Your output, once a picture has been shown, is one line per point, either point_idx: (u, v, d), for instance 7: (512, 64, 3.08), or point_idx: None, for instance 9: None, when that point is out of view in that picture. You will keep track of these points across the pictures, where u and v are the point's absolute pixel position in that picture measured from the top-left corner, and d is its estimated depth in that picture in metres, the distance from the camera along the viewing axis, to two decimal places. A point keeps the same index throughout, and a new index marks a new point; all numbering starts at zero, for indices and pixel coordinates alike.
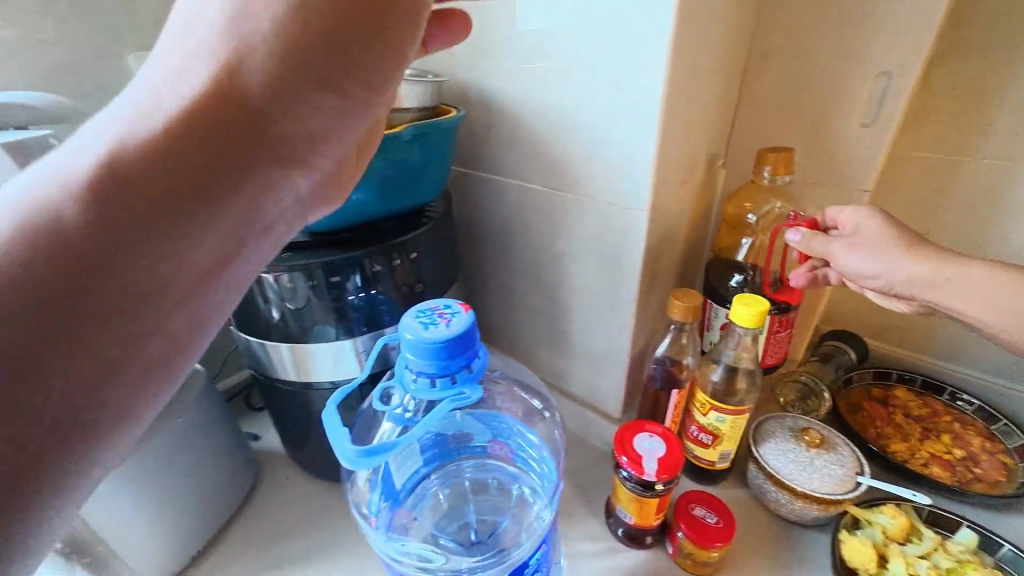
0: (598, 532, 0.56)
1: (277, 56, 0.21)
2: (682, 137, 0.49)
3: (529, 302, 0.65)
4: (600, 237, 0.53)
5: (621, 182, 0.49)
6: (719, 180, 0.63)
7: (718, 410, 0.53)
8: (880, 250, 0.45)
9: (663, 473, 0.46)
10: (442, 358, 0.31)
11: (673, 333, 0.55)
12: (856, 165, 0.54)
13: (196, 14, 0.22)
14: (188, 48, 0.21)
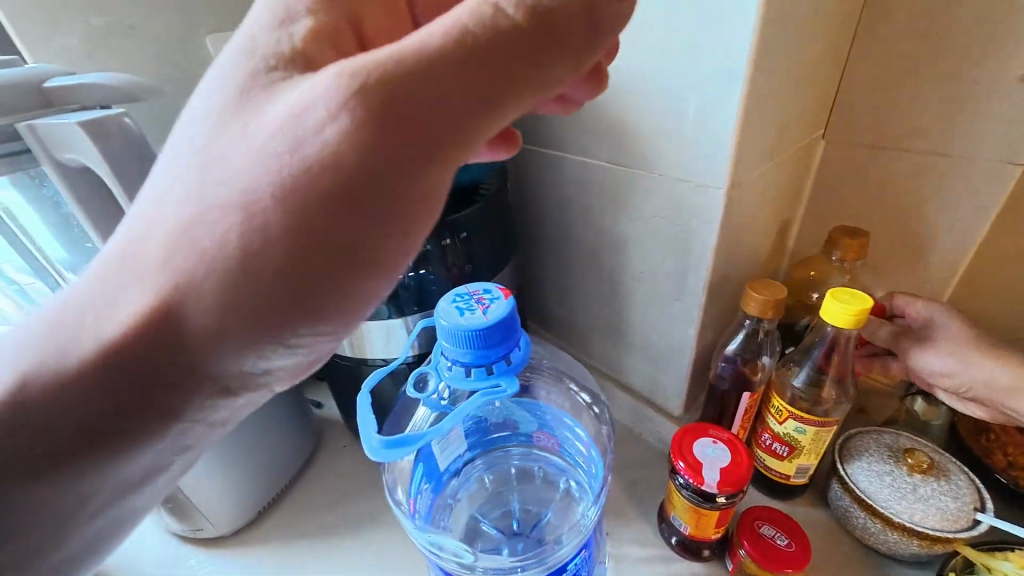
0: (650, 536, 0.52)
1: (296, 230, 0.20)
2: (773, 101, 0.42)
3: (585, 287, 0.61)
4: (667, 217, 0.48)
5: (693, 155, 0.43)
6: (817, 153, 0.54)
7: (798, 419, 0.46)
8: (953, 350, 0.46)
9: (725, 484, 0.41)
10: (477, 347, 0.29)
11: (748, 328, 0.49)
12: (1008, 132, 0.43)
13: (206, 146, 0.21)
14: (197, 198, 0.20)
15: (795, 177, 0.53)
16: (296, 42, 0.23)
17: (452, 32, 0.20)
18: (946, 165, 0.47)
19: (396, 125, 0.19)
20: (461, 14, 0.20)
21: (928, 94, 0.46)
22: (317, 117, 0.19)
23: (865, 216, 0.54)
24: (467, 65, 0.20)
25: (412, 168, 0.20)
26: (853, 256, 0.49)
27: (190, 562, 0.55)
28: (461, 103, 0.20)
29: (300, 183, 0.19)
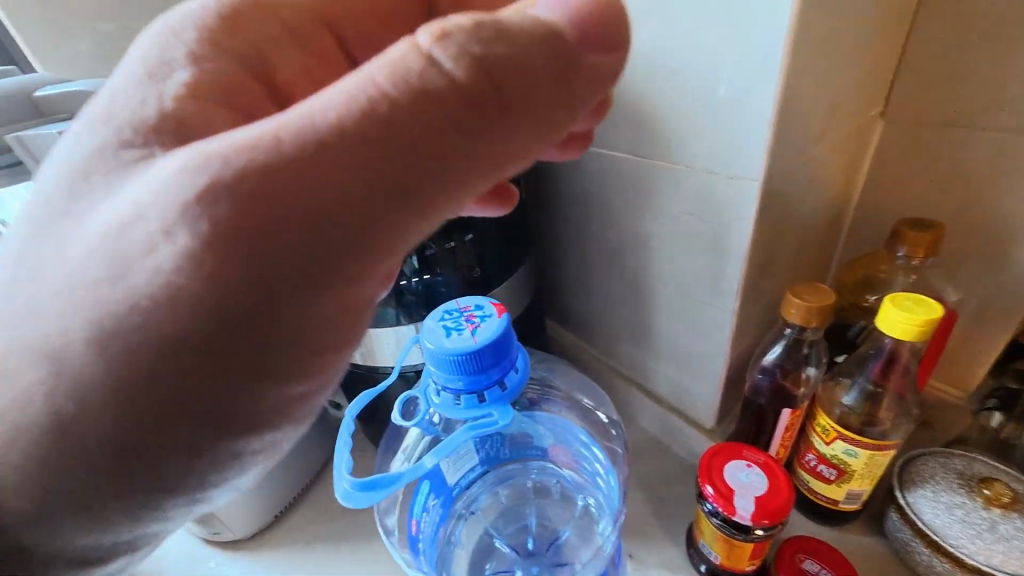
0: (677, 560, 0.48)
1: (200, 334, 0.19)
2: (820, 76, 0.36)
3: (607, 288, 0.57)
4: (693, 214, 0.43)
5: (723, 143, 0.38)
6: (874, 134, 0.47)
7: (848, 441, 0.40)
8: None
9: (762, 516, 0.37)
10: (467, 373, 0.26)
11: (790, 336, 0.43)
12: None
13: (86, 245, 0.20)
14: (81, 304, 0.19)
15: (847, 162, 0.47)
16: (167, 104, 0.22)
17: (361, 94, 0.18)
18: None
19: (298, 207, 0.18)
20: (368, 76, 0.18)
21: (1016, 59, 0.38)
22: (148, 231, 0.18)
23: (932, 205, 0.46)
24: (376, 138, 0.18)
25: (329, 256, 0.19)
26: (925, 250, 0.42)
27: (209, 563, 0.56)
28: (375, 176, 0.19)
29: (176, 286, 0.18)
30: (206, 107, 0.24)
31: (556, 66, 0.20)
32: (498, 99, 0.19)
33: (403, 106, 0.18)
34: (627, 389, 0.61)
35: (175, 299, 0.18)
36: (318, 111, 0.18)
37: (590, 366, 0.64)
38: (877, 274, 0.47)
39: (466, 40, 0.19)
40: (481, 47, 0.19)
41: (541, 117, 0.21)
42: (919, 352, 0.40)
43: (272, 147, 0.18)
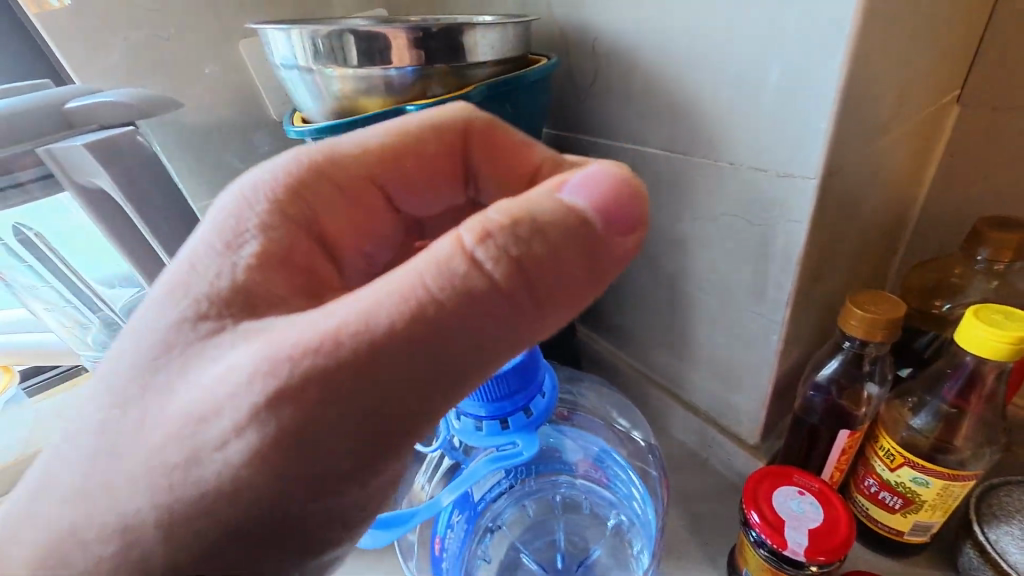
0: None
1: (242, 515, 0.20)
2: (890, 60, 0.32)
3: (641, 292, 0.54)
4: (738, 215, 0.39)
5: (773, 138, 0.34)
6: (948, 122, 0.42)
7: (918, 468, 0.36)
8: None
9: (819, 553, 0.33)
10: (489, 395, 0.25)
11: (848, 350, 0.39)
12: None
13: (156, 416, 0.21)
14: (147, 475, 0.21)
15: (917, 154, 0.42)
16: (238, 275, 0.23)
17: (414, 290, 0.20)
18: None
19: (353, 394, 0.19)
20: (424, 273, 0.20)
21: None
22: (220, 428, 0.20)
23: (1018, 201, 0.41)
24: (426, 329, 0.20)
25: (372, 448, 0.21)
26: (1011, 251, 0.37)
27: None
28: (423, 364, 0.20)
29: (238, 473, 0.20)
30: (274, 273, 0.24)
31: (585, 252, 0.22)
32: (530, 285, 0.21)
33: (446, 304, 0.20)
34: (662, 399, 0.57)
35: (243, 479, 0.20)
36: (373, 307, 0.20)
37: (622, 373, 0.61)
38: (951, 277, 0.42)
39: (507, 240, 0.20)
40: (519, 244, 0.20)
41: (563, 293, 0.22)
42: (1005, 372, 0.35)
43: (332, 341, 0.19)
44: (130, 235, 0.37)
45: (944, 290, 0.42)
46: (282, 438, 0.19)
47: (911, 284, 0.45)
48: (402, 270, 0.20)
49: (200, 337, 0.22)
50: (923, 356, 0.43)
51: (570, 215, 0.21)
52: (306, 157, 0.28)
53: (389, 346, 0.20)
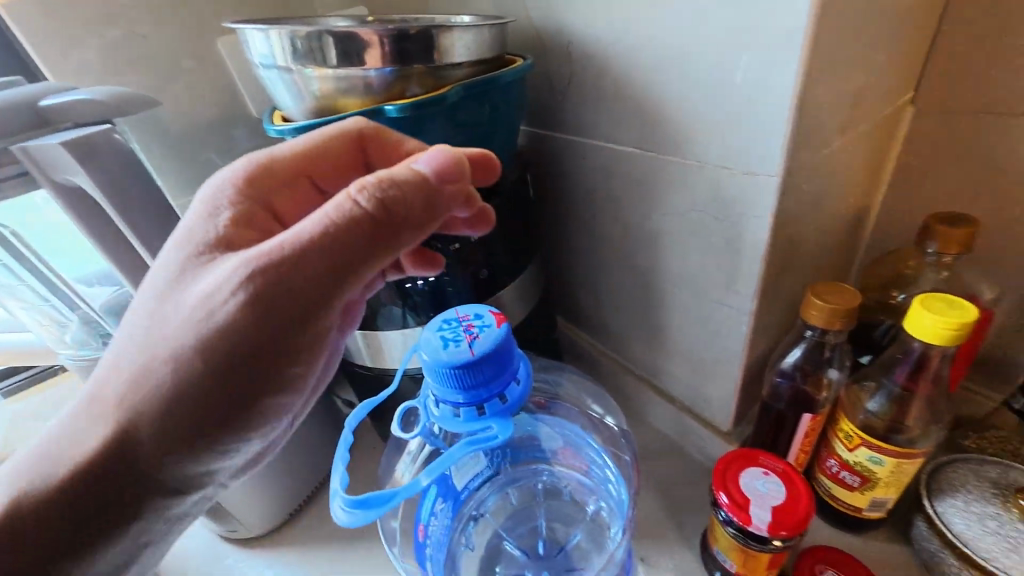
0: (692, 567, 0.47)
1: (213, 385, 0.28)
2: (844, 65, 0.34)
3: (618, 288, 0.56)
4: (707, 211, 0.41)
5: (738, 137, 0.36)
6: (902, 124, 0.44)
7: (872, 448, 0.39)
8: None
9: (780, 529, 0.35)
10: (463, 385, 0.25)
11: (810, 340, 0.41)
12: None
13: (153, 324, 0.28)
14: (147, 362, 0.28)
15: (874, 154, 0.44)
16: (219, 228, 0.31)
17: (319, 227, 0.27)
18: None
19: (280, 303, 0.27)
20: (326, 210, 0.27)
21: None
22: (213, 300, 0.27)
23: (966, 199, 0.43)
24: (329, 252, 0.27)
25: (296, 330, 0.28)
26: (957, 245, 0.39)
27: (227, 561, 0.57)
28: (327, 278, 0.27)
29: (211, 347, 0.27)
30: (246, 229, 0.32)
31: (428, 199, 0.29)
32: (395, 222, 0.28)
33: (339, 233, 0.27)
34: (640, 390, 0.59)
35: (221, 351, 0.27)
36: (291, 235, 0.27)
37: (601, 365, 0.63)
38: (904, 271, 0.45)
39: (377, 189, 0.28)
40: (386, 191, 0.28)
41: (418, 227, 0.29)
42: (951, 357, 0.37)
43: (264, 263, 0.26)
44: (107, 232, 0.37)
45: (899, 283, 0.45)
46: (235, 335, 0.27)
47: (870, 278, 0.47)
48: (318, 210, 0.27)
49: (190, 269, 0.29)
50: (879, 343, 0.46)
51: (414, 172, 0.29)
52: (255, 159, 0.35)
53: (304, 263, 0.27)
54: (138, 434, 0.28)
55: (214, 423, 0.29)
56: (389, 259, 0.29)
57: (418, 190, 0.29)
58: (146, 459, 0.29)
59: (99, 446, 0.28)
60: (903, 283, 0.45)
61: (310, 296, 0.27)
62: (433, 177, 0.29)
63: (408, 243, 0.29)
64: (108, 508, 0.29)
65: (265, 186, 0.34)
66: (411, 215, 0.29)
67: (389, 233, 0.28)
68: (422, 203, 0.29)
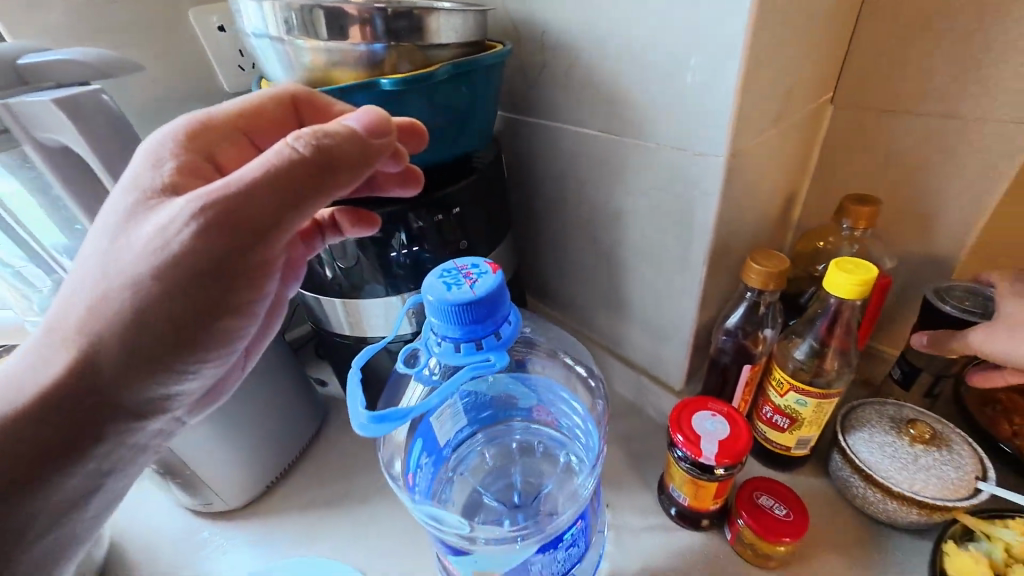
0: (650, 508, 0.53)
1: (167, 312, 0.29)
2: (777, 63, 0.40)
3: (584, 263, 0.61)
4: (664, 188, 0.47)
5: (691, 121, 0.41)
6: (824, 118, 0.52)
7: (800, 391, 0.46)
8: None
9: (725, 458, 0.42)
10: (464, 322, 0.29)
11: (749, 301, 0.48)
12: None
13: (102, 262, 0.30)
14: (101, 294, 0.29)
15: (801, 143, 0.51)
16: (165, 175, 0.31)
17: (259, 172, 0.28)
18: (958, 127, 0.45)
19: (226, 241, 0.28)
20: (266, 157, 0.29)
21: (943, 52, 0.44)
22: (159, 238, 0.28)
23: (873, 184, 0.52)
24: (270, 193, 0.28)
25: (242, 265, 0.30)
26: (865, 220, 0.47)
27: (201, 534, 0.57)
28: (270, 220, 0.29)
29: (160, 281, 0.28)
30: (195, 178, 0.33)
31: (362, 149, 0.31)
32: (332, 168, 0.30)
33: (278, 177, 0.29)
34: (603, 358, 0.65)
35: (172, 281, 0.28)
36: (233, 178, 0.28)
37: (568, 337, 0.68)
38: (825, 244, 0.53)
39: (314, 138, 0.29)
40: (323, 140, 0.30)
41: (355, 175, 0.31)
42: (858, 309, 0.45)
43: (208, 203, 0.28)
44: (88, 193, 0.37)
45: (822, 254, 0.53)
46: (186, 271, 0.28)
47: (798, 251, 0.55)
48: (260, 155, 0.29)
49: (136, 213, 0.30)
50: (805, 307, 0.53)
51: (344, 125, 0.31)
52: (193, 117, 0.35)
53: (244, 202, 0.28)
54: (97, 359, 0.30)
55: (171, 350, 0.31)
56: (328, 203, 0.32)
57: (352, 145, 0.31)
58: (108, 387, 0.31)
59: (56, 377, 0.30)
60: (824, 255, 0.52)
61: (253, 235, 0.29)
62: (365, 133, 0.31)
63: (344, 189, 0.32)
64: (62, 439, 0.31)
65: (204, 136, 0.35)
66: (347, 164, 0.31)
67: (325, 180, 0.30)
68: (357, 153, 0.31)
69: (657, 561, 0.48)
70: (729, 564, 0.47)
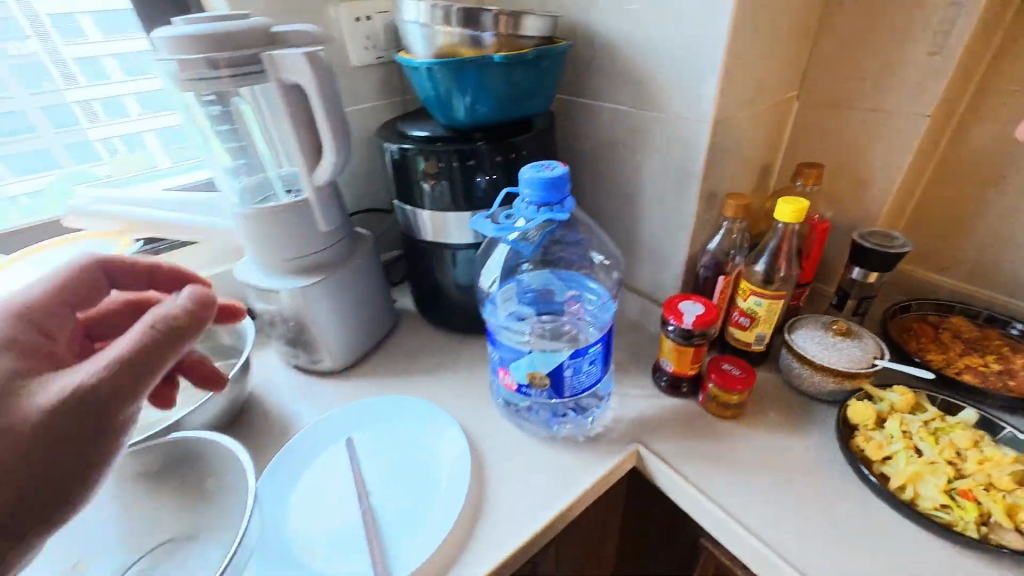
0: (646, 384, 0.72)
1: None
2: (750, 63, 0.60)
3: (607, 209, 0.80)
4: (670, 148, 0.66)
5: (690, 98, 0.61)
6: (790, 109, 0.72)
7: (757, 294, 0.65)
8: None
9: (699, 324, 0.61)
10: (545, 191, 0.49)
11: (725, 230, 0.68)
12: (918, 94, 0.61)
13: None
14: None
15: (772, 126, 0.71)
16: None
17: (127, 343, 0.34)
18: (879, 118, 0.64)
19: (77, 423, 0.32)
20: (106, 353, 0.34)
21: (870, 64, 0.63)
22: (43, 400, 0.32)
23: (823, 158, 0.71)
24: (109, 378, 0.33)
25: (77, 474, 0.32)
26: (811, 178, 0.66)
27: (309, 387, 0.77)
28: (124, 386, 0.33)
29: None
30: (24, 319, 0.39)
31: (195, 321, 0.38)
32: (159, 352, 0.35)
33: (145, 345, 0.35)
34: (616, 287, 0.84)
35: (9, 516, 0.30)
36: (91, 367, 0.34)
37: None
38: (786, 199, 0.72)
39: (158, 324, 0.36)
40: (156, 330, 0.35)
41: (173, 338, 0.36)
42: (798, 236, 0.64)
43: (96, 374, 0.33)
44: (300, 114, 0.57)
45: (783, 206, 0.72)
46: (21, 441, 0.30)
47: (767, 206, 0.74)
48: (90, 361, 0.34)
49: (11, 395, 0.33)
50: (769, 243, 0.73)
51: (175, 306, 0.37)
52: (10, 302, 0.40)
53: (84, 392, 0.32)
54: None
55: None
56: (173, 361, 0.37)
57: (176, 338, 0.36)
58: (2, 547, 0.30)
59: None
60: None
61: (92, 419, 0.32)
62: (188, 309, 0.37)
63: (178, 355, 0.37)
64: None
65: (34, 320, 0.40)
66: (150, 352, 0.35)
67: (146, 367, 0.34)
68: (169, 337, 0.36)
69: (649, 412, 0.67)
70: (700, 417, 0.66)
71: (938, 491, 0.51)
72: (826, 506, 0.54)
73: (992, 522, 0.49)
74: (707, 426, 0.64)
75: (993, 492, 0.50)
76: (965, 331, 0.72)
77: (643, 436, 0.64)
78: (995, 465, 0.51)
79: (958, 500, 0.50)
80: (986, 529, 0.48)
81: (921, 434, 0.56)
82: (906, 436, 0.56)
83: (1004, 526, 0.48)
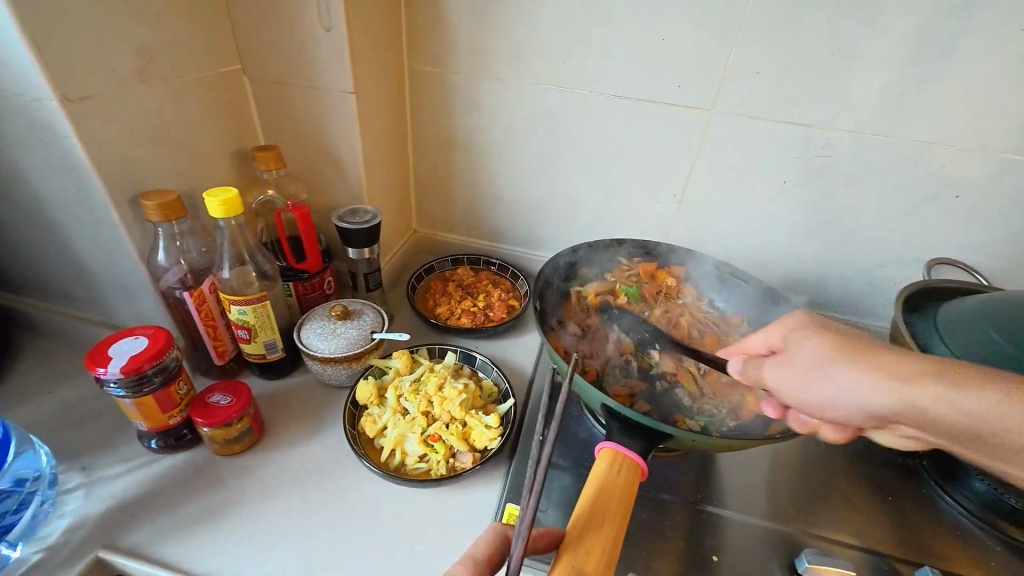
0: (134, 452, 0.55)
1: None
2: (100, 22, 0.46)
3: (26, 231, 0.57)
4: (31, 134, 0.47)
5: (10, 67, 0.43)
6: (244, 86, 0.64)
7: (234, 303, 0.56)
8: (919, 160, 0.67)
9: (137, 366, 0.47)
10: None
11: (166, 235, 0.54)
12: (342, 71, 0.60)
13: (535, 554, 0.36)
14: None
15: (223, 107, 0.61)
16: None
17: (620, 475, 0.40)
18: (318, 94, 0.63)
19: (614, 522, 0.37)
20: (610, 465, 0.41)
21: (286, 35, 0.59)
22: None
23: (293, 136, 0.67)
24: (617, 505, 0.38)
25: (610, 525, 0.37)
26: (270, 163, 0.61)
27: None
28: (616, 509, 0.38)
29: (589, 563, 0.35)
30: None
31: (619, 493, 0.39)
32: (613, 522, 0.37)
33: None
34: (98, 331, 0.64)
35: None
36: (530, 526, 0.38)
37: (62, 323, 0.64)
38: (270, 194, 0.66)
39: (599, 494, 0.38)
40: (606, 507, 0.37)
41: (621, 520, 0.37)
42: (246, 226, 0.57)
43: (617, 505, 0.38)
44: None
45: (264, 201, 0.66)
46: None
47: (247, 194, 0.67)
48: (613, 461, 0.41)
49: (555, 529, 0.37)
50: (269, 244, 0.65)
51: (600, 468, 0.41)
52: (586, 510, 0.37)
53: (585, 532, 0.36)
54: None
55: None
56: (621, 500, 0.38)
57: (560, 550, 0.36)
58: None
59: None
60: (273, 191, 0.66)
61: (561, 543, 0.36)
62: (603, 494, 0.38)
63: (613, 527, 0.37)
64: None
65: (608, 508, 0.37)
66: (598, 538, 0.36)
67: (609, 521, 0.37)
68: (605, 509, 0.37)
69: (131, 492, 0.51)
70: (210, 466, 0.55)
71: (416, 443, 0.55)
72: (332, 511, 0.52)
73: (455, 451, 0.56)
74: (212, 476, 0.54)
75: (451, 425, 0.57)
76: (466, 279, 0.84)
77: (117, 529, 0.48)
78: (450, 402, 0.58)
79: (431, 445, 0.56)
80: (450, 461, 0.55)
81: (408, 392, 0.60)
82: (396, 401, 0.59)
83: (461, 451, 0.56)
